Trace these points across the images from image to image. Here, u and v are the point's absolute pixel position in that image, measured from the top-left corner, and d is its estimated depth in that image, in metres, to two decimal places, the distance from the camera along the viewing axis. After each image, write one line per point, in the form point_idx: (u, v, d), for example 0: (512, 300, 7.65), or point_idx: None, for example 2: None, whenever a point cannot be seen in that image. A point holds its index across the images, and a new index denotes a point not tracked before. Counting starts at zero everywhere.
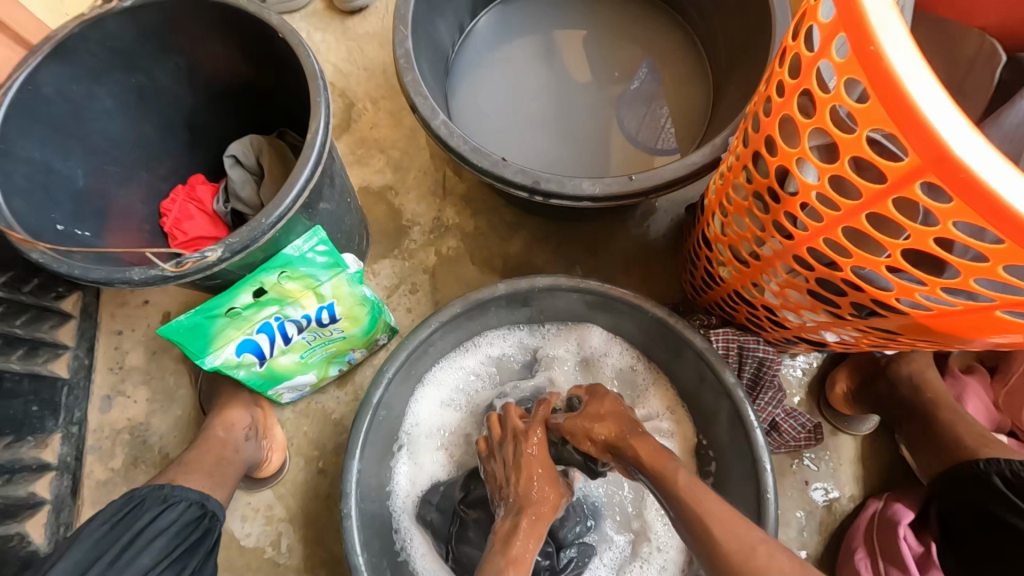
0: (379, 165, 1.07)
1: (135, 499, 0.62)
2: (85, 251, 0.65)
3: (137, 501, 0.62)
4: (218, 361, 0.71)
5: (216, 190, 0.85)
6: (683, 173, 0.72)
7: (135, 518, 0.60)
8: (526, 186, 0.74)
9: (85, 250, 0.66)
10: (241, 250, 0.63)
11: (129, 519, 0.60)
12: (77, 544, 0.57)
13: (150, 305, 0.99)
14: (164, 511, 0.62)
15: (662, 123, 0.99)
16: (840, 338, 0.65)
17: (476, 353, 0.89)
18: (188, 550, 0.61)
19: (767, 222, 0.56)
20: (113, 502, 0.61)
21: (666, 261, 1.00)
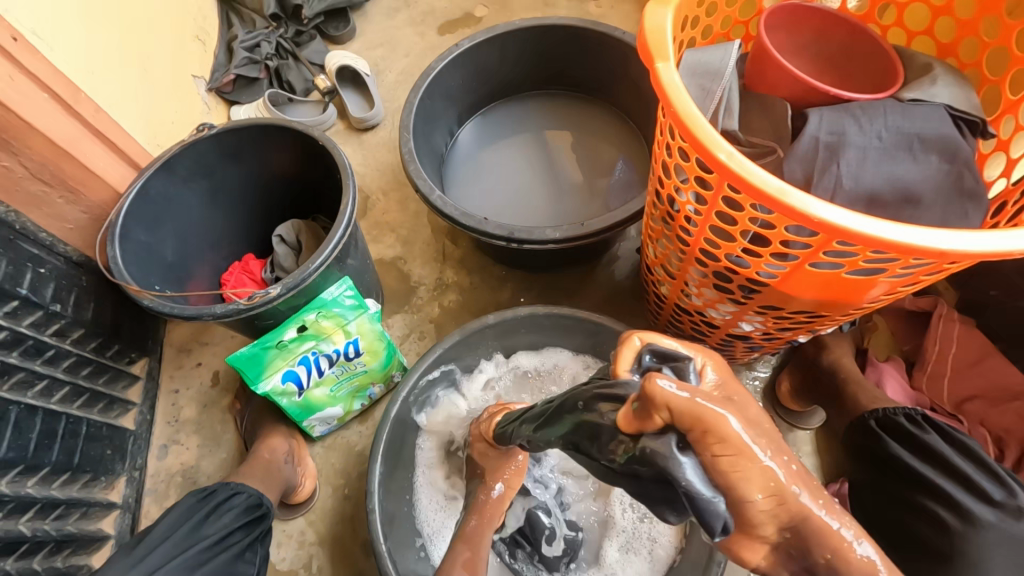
0: (391, 241, 1.31)
1: (208, 490, 0.79)
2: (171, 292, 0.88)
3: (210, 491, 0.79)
4: (268, 386, 0.90)
5: (264, 264, 1.09)
6: (622, 217, 0.96)
7: (209, 500, 0.77)
8: (503, 237, 0.97)
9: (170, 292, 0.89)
10: (293, 288, 0.85)
11: (205, 500, 0.77)
12: (168, 513, 0.73)
13: (203, 366, 1.19)
14: (231, 497, 0.79)
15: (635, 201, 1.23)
16: (755, 326, 0.83)
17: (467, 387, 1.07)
18: (247, 527, 0.77)
19: (673, 236, 0.77)
20: (193, 490, 0.79)
21: (631, 298, 1.20)
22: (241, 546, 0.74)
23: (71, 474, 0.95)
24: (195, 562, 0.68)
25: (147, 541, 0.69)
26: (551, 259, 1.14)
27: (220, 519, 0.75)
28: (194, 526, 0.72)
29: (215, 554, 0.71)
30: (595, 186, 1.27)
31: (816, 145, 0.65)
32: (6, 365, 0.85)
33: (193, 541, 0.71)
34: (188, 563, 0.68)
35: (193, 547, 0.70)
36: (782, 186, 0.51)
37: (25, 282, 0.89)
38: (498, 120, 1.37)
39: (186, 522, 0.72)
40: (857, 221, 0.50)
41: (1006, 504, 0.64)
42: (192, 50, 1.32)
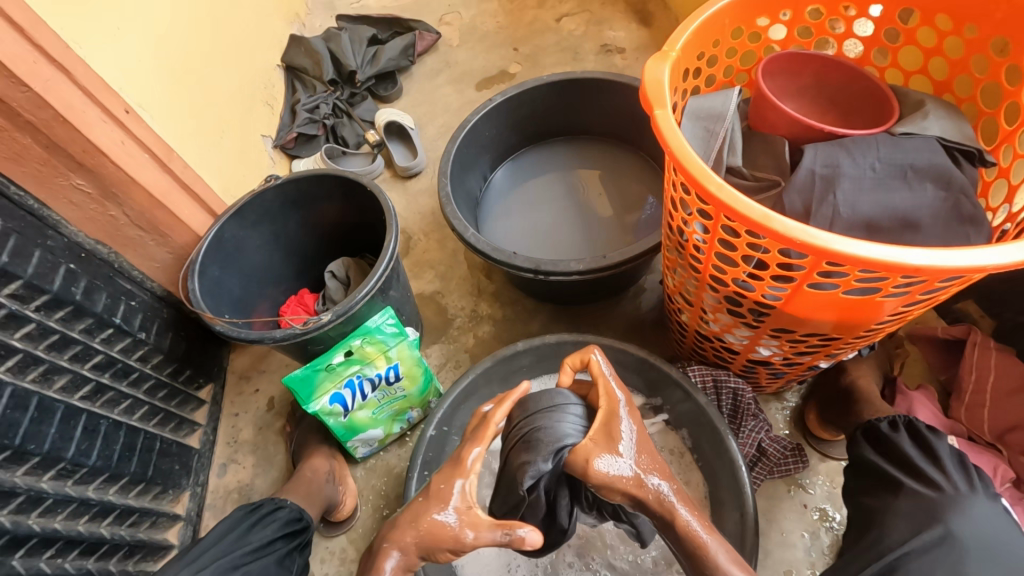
0: (430, 277, 1.42)
1: (253, 504, 0.92)
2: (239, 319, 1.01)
3: (255, 505, 0.91)
4: (317, 406, 0.99)
5: (317, 297, 1.21)
6: (641, 250, 1.02)
7: (251, 515, 0.89)
8: (531, 269, 1.05)
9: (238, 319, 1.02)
10: (342, 314, 0.96)
11: (253, 512, 0.90)
12: (220, 522, 0.87)
13: (260, 391, 1.30)
14: (276, 510, 0.91)
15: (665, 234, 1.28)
16: (772, 350, 0.86)
17: None
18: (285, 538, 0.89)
19: (686, 264, 0.83)
20: (244, 505, 0.91)
21: (656, 331, 1.24)
22: (278, 555, 0.86)
23: (144, 486, 1.05)
24: (238, 562, 0.80)
25: (203, 543, 0.82)
26: (579, 293, 1.21)
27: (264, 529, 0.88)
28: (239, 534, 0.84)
29: (259, 557, 0.83)
30: (626, 227, 1.34)
31: (813, 177, 0.70)
32: (100, 385, 0.98)
33: (237, 547, 0.83)
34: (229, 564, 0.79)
35: (240, 549, 0.82)
36: (771, 213, 0.56)
37: (119, 312, 1.04)
38: (530, 165, 1.48)
39: (236, 529, 0.85)
40: (838, 241, 0.54)
41: (930, 479, 0.68)
42: (261, 113, 1.52)
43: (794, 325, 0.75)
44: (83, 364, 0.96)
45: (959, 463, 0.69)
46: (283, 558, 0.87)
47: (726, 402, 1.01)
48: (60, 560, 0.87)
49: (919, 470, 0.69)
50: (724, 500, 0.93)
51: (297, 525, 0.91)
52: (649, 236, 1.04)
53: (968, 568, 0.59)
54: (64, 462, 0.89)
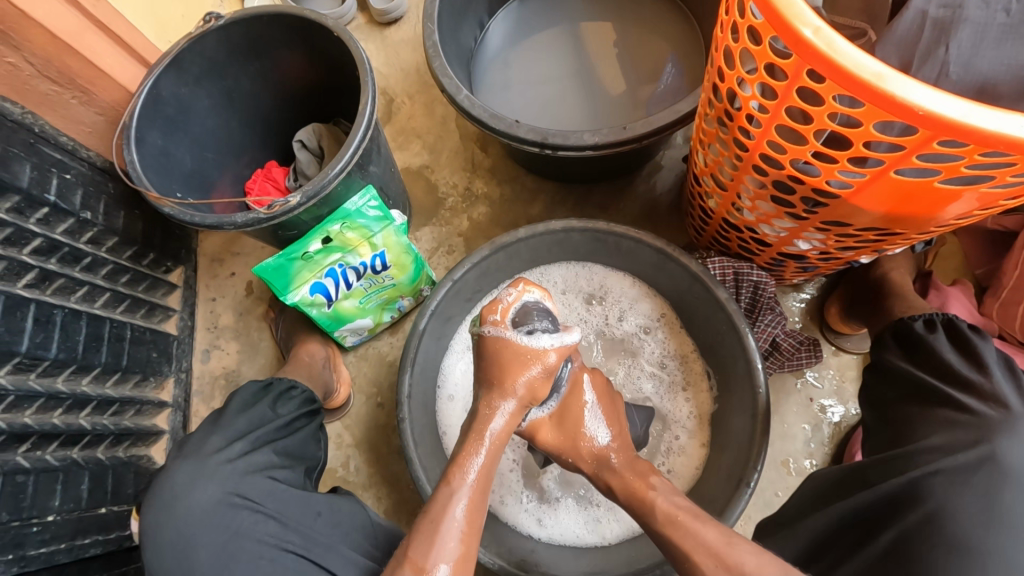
0: (417, 149, 1.25)
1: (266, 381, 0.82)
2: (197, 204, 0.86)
3: (267, 383, 0.82)
4: (296, 297, 0.89)
5: (287, 172, 1.05)
6: (671, 118, 0.85)
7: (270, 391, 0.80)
8: (536, 142, 0.89)
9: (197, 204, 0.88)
10: (314, 197, 0.80)
11: (266, 390, 0.80)
12: (242, 388, 0.79)
13: (237, 276, 1.20)
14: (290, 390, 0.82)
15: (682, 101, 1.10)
16: (812, 244, 0.76)
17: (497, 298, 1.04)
18: (311, 414, 0.82)
19: (729, 141, 0.68)
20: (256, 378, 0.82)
21: (670, 215, 1.12)
22: (310, 433, 0.81)
23: (122, 375, 1.00)
24: (271, 439, 0.74)
25: (224, 415, 0.75)
26: (589, 169, 1.05)
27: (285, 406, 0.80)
28: (265, 408, 0.77)
29: (285, 436, 0.76)
30: (639, 89, 1.13)
31: (922, 23, 0.53)
32: (47, 272, 0.86)
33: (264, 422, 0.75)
34: (264, 441, 0.73)
35: (264, 427, 0.74)
36: (885, 70, 0.41)
37: (52, 188, 0.88)
38: (533, 10, 1.22)
39: (256, 406, 0.76)
40: (976, 112, 0.40)
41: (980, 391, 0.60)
42: None
43: (850, 219, 0.63)
44: (19, 249, 0.83)
45: (1005, 367, 0.61)
46: (315, 431, 0.82)
47: (745, 295, 0.93)
48: (39, 453, 0.83)
49: (965, 377, 0.61)
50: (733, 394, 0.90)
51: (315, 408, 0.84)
52: (680, 102, 0.86)
53: (1006, 492, 0.53)
54: (19, 357, 0.80)
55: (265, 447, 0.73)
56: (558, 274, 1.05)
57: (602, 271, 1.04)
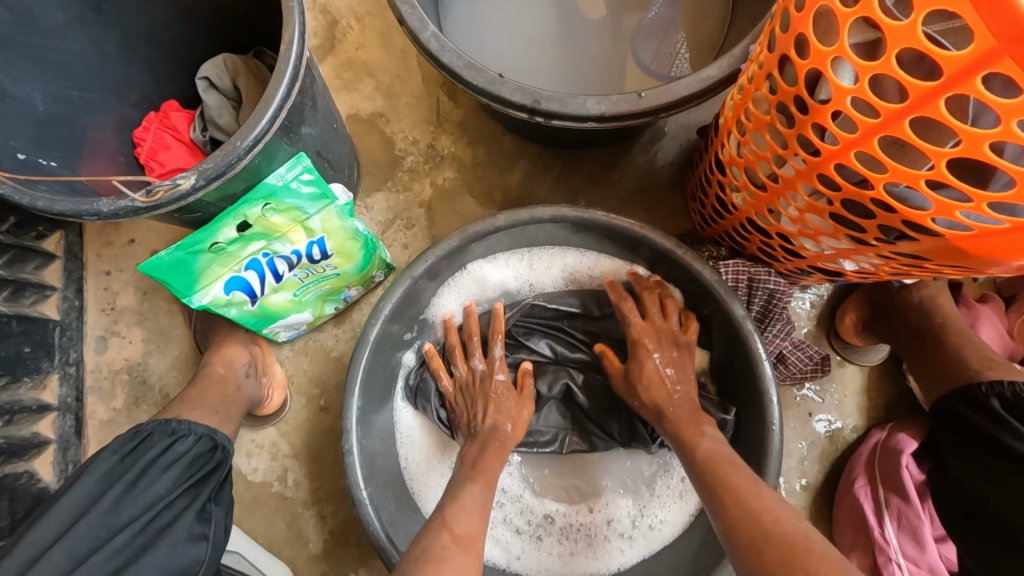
0: (368, 90, 1.00)
1: (141, 434, 0.60)
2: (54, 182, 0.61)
3: (143, 437, 0.60)
4: (206, 299, 0.69)
5: (192, 119, 0.80)
6: (697, 89, 0.66)
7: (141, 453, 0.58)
8: (526, 107, 0.68)
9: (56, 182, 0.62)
10: (217, 178, 0.55)
11: (135, 452, 0.58)
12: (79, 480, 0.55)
13: (137, 244, 0.96)
14: (172, 445, 0.61)
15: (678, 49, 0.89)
16: (858, 267, 0.62)
17: (468, 285, 0.85)
18: (194, 486, 0.59)
19: (790, 138, 0.51)
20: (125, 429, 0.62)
21: (672, 194, 0.95)
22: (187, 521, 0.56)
23: None
24: (114, 566, 0.50)
25: (62, 507, 0.53)
26: (580, 135, 0.85)
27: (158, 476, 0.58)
28: (109, 508, 0.53)
29: (156, 530, 0.54)
30: (627, 25, 0.91)
31: None
32: None
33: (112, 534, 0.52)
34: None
35: (123, 523, 0.53)
36: None
37: None
38: None
39: (114, 484, 0.55)
40: None
41: None
42: None
43: (936, 257, 0.49)
44: None
45: None
46: (198, 514, 0.58)
47: (757, 304, 0.80)
48: None
49: None
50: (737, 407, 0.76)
51: (209, 463, 0.62)
52: (710, 65, 0.67)
53: None
54: None
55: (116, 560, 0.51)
56: (543, 255, 0.85)
57: (593, 256, 0.85)
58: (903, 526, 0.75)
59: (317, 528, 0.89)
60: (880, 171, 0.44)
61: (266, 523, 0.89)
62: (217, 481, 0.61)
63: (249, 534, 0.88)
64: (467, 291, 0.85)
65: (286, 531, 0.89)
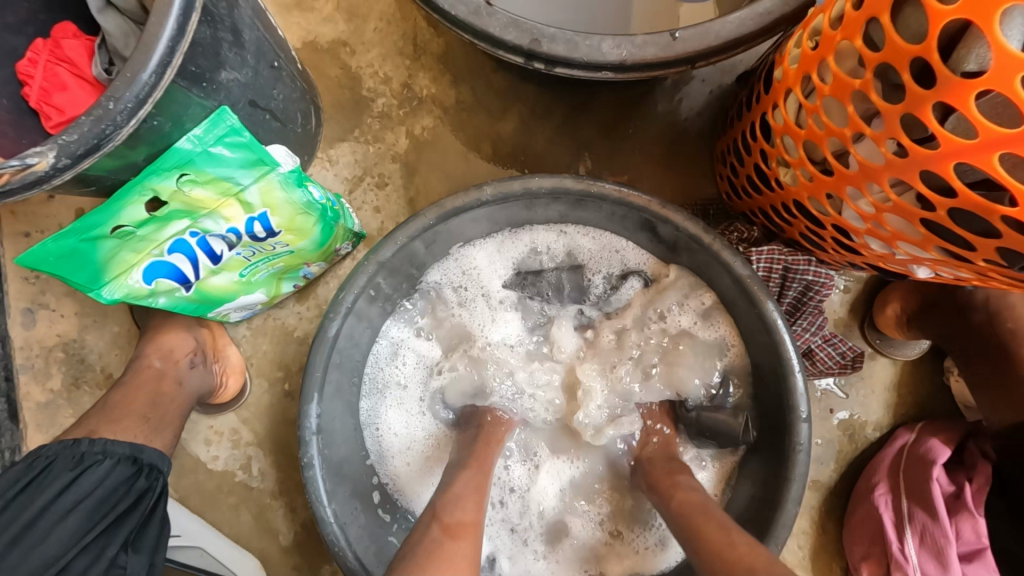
0: (327, 10, 0.81)
1: (40, 464, 0.52)
2: None
3: (42, 467, 0.52)
4: (120, 292, 0.56)
5: (91, 47, 0.62)
6: (748, 31, 0.50)
7: (39, 490, 0.50)
8: (521, 48, 0.52)
9: None
10: (87, 154, 0.41)
11: (29, 489, 0.50)
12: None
13: (58, 201, 0.81)
14: (81, 477, 0.52)
15: None
16: (932, 274, 0.50)
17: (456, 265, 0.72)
18: (107, 528, 0.52)
19: (889, 117, 0.37)
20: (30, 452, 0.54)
21: (697, 153, 0.79)
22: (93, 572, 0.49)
23: None
24: None
25: None
26: None
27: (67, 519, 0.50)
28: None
29: None
30: None
31: None
32: None
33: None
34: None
35: None
36: None
37: None
38: None
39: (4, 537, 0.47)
40: None
41: None
42: None
43: None
44: None
45: None
46: (108, 567, 0.50)
47: (789, 295, 0.69)
48: None
49: None
50: (759, 415, 0.67)
51: (130, 493, 0.54)
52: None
53: None
54: None
55: None
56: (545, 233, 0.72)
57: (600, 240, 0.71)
58: (927, 543, 0.68)
59: (287, 520, 0.82)
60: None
61: (231, 514, 0.82)
62: (141, 514, 0.54)
63: (212, 526, 0.81)
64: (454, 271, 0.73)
65: (252, 523, 0.82)
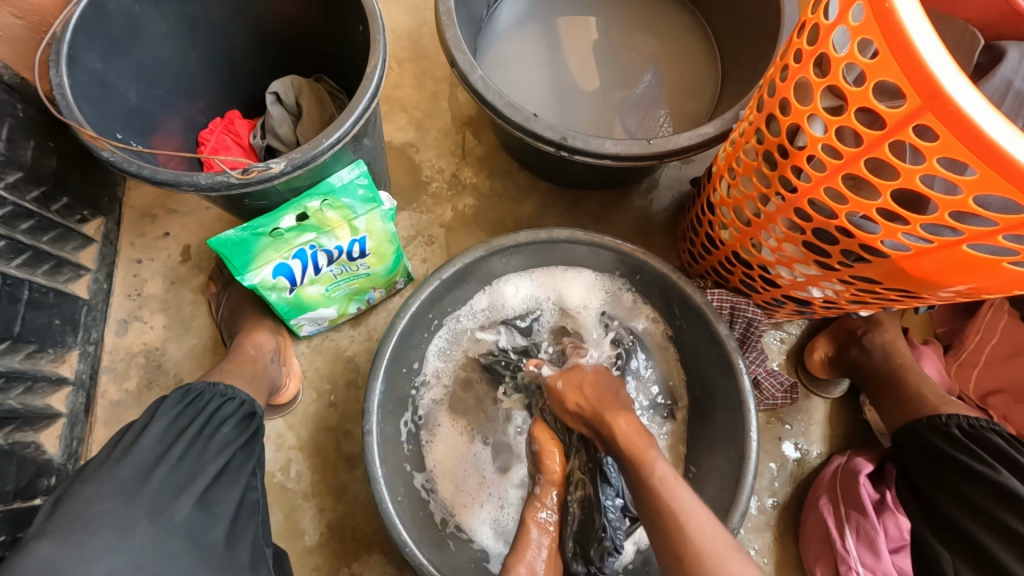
0: (402, 123, 1.13)
1: (194, 392, 0.67)
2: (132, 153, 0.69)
3: (196, 394, 0.67)
4: (255, 279, 0.76)
5: (252, 126, 0.91)
6: (695, 143, 0.80)
7: (201, 407, 0.66)
8: (554, 142, 0.81)
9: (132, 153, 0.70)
10: (302, 167, 0.66)
11: (192, 406, 0.65)
12: (153, 423, 0.61)
13: (171, 238, 1.03)
14: (221, 405, 0.68)
15: (657, 120, 1.05)
16: (823, 295, 0.75)
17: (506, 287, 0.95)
18: (249, 441, 0.68)
19: (773, 179, 0.64)
20: (175, 388, 0.68)
21: (664, 235, 1.08)
22: (245, 470, 0.64)
23: (13, 344, 0.81)
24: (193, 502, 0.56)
25: (133, 447, 0.58)
26: (590, 174, 0.99)
27: (222, 431, 0.65)
28: (185, 451, 0.60)
29: (220, 478, 0.61)
30: (618, 94, 1.07)
31: (1005, 91, 0.54)
32: None
33: (198, 465, 0.60)
34: (195, 504, 0.56)
35: (196, 472, 0.59)
36: (1019, 142, 0.39)
37: None
38: None
39: (184, 433, 0.61)
40: None
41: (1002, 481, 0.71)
42: None
43: (884, 280, 0.62)
44: None
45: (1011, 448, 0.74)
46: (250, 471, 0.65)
47: (737, 331, 0.91)
48: None
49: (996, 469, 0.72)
50: (710, 418, 0.88)
51: (252, 425, 0.70)
52: (705, 124, 0.81)
53: None
54: None
55: (192, 490, 0.57)
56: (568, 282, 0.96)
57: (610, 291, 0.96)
58: (861, 537, 0.83)
59: (315, 521, 0.91)
60: (843, 204, 0.57)
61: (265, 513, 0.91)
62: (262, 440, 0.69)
63: None
64: (500, 296, 0.95)
65: (282, 522, 0.91)
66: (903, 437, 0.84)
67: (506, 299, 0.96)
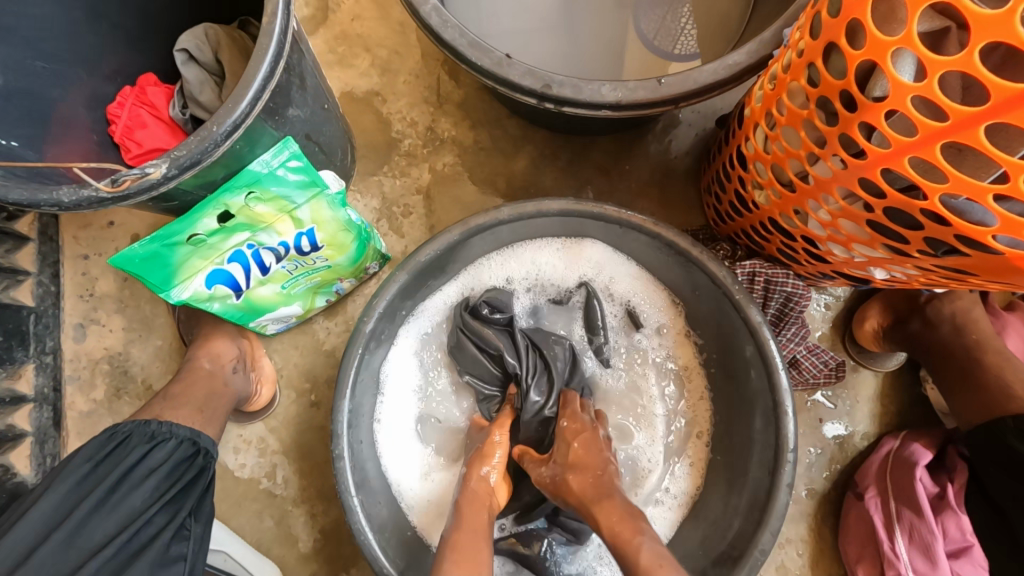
0: (364, 66, 0.94)
1: (120, 436, 0.62)
2: (13, 164, 0.55)
3: (122, 439, 0.62)
4: (185, 294, 0.64)
5: (170, 94, 0.73)
6: (721, 78, 0.60)
7: (120, 458, 0.60)
8: (535, 90, 0.62)
9: (16, 164, 0.56)
10: (191, 167, 0.51)
11: (110, 458, 0.60)
12: (51, 489, 0.57)
13: (116, 227, 0.91)
14: (151, 452, 0.62)
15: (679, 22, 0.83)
16: (887, 276, 0.58)
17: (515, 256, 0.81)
18: (174, 498, 0.61)
19: (831, 136, 0.46)
20: (100, 431, 0.62)
21: (686, 184, 0.90)
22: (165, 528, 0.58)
23: None
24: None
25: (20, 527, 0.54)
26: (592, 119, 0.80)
27: (137, 493, 0.59)
28: (87, 519, 0.55)
29: (129, 549, 0.55)
30: None
31: None
32: None
33: (96, 543, 0.54)
34: None
35: (94, 554, 0.53)
36: None
37: None
38: None
39: (91, 499, 0.56)
40: None
41: None
42: None
43: (980, 273, 0.45)
44: None
45: None
46: (176, 531, 0.59)
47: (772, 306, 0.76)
48: None
49: None
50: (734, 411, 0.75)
51: (189, 469, 0.63)
52: (734, 51, 0.61)
53: None
54: None
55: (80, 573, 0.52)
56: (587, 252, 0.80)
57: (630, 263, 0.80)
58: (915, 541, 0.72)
59: (307, 526, 0.86)
60: (940, 180, 0.39)
61: (254, 520, 0.86)
62: (199, 486, 0.63)
63: (236, 532, 0.85)
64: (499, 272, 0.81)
65: (273, 529, 0.86)
66: (980, 434, 0.70)
67: (512, 264, 0.81)
